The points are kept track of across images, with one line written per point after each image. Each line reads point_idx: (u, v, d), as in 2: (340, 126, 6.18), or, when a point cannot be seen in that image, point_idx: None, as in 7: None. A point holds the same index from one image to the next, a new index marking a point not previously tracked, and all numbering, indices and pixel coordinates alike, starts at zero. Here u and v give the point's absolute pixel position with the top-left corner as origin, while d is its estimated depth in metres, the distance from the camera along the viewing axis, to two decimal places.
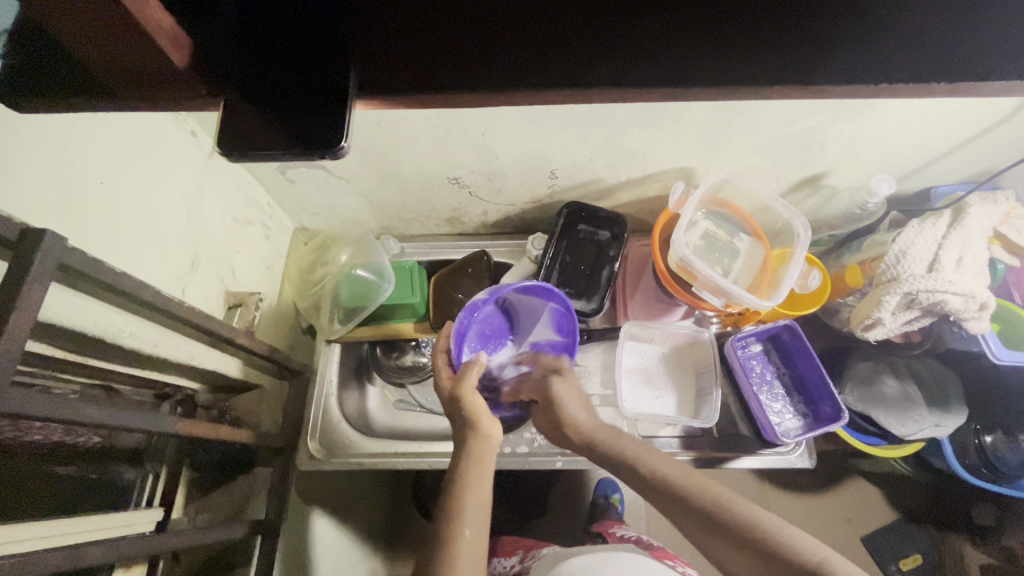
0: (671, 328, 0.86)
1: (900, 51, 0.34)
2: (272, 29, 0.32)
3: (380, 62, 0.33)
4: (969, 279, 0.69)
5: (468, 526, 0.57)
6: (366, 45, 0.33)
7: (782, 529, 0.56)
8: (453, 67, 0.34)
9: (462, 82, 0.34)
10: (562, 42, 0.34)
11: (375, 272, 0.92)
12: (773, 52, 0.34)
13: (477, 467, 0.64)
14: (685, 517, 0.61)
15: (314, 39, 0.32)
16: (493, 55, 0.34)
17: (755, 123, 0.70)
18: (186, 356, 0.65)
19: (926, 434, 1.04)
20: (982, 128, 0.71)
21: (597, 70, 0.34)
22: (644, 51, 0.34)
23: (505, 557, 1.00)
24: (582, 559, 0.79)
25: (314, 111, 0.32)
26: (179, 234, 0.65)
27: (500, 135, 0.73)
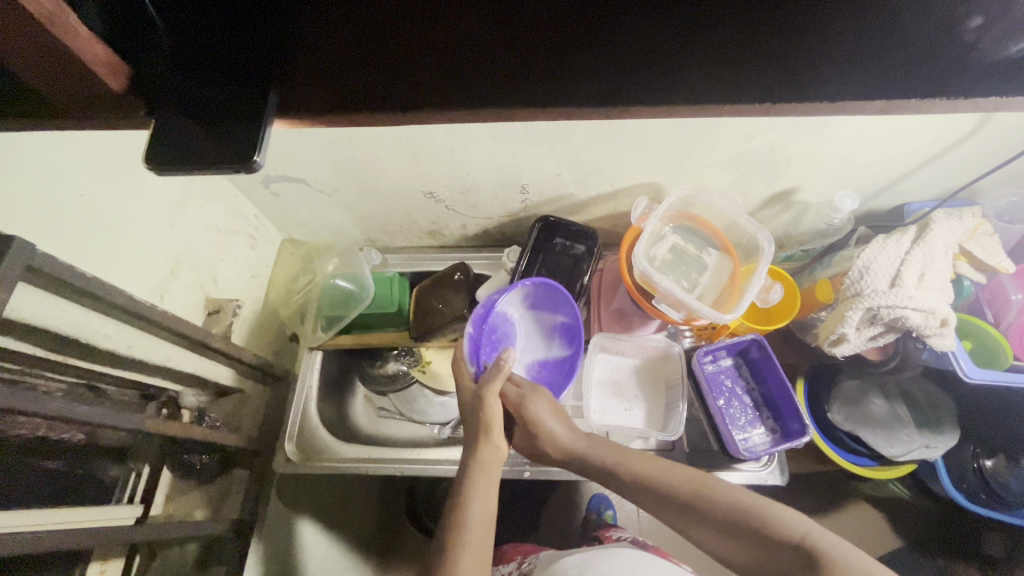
0: (643, 341, 0.87)
1: (823, 64, 0.35)
2: (202, 55, 0.36)
3: (298, 84, 0.36)
4: (930, 296, 0.68)
5: (473, 534, 0.58)
6: (282, 71, 0.36)
7: (766, 507, 0.57)
8: (372, 86, 0.36)
9: (378, 102, 0.36)
10: (492, 61, 0.36)
11: (355, 282, 0.95)
12: (704, 72, 0.35)
13: (484, 477, 0.65)
14: (665, 506, 0.63)
15: (239, 63, 0.36)
16: (413, 76, 0.36)
17: (714, 141, 0.72)
18: (162, 358, 0.69)
19: (915, 455, 1.02)
20: (945, 145, 0.71)
21: (522, 89, 0.36)
22: (577, 73, 0.36)
23: (504, 564, 0.98)
24: (573, 557, 0.80)
25: (232, 130, 0.35)
26: (160, 244, 0.69)
27: (468, 151, 0.76)
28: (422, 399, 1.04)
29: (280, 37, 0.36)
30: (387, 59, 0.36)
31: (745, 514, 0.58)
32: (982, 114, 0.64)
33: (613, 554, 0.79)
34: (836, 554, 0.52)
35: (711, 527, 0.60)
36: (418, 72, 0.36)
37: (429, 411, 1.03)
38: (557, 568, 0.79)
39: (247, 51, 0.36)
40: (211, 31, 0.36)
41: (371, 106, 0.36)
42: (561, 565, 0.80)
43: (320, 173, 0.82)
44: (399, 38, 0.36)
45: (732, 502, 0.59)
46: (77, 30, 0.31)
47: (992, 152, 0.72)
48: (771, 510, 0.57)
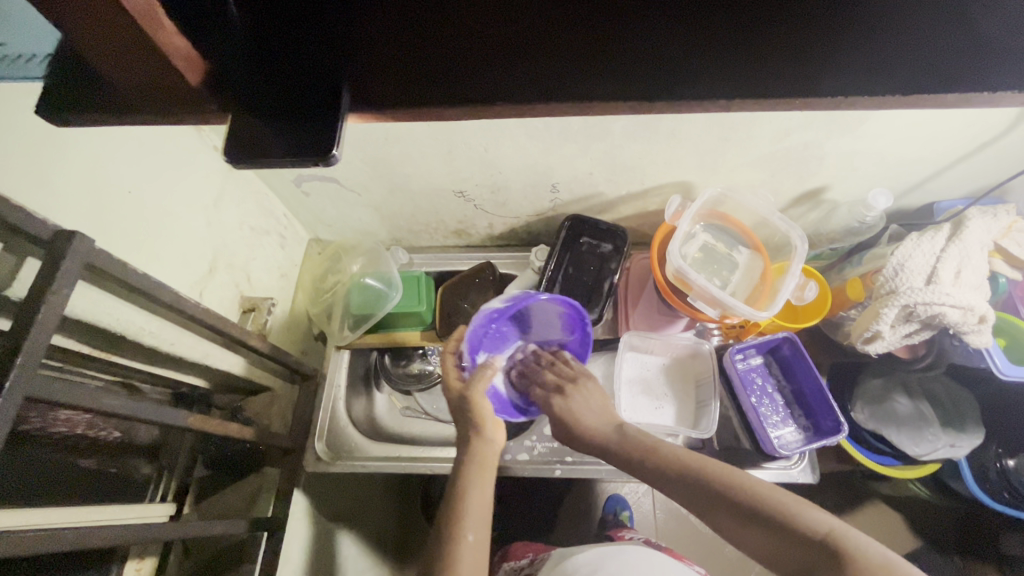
0: (673, 339, 0.87)
1: (886, 60, 0.35)
2: (278, 53, 0.36)
3: (370, 81, 0.36)
4: (967, 292, 0.68)
5: (470, 529, 0.59)
6: (358, 65, 0.36)
7: (794, 503, 0.54)
8: (440, 81, 0.36)
9: (451, 97, 0.36)
10: (562, 58, 0.36)
11: (384, 281, 0.96)
12: (776, 67, 0.35)
13: (477, 470, 0.65)
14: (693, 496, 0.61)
15: (312, 56, 0.36)
16: (487, 70, 0.36)
17: (749, 139, 0.72)
18: (202, 356, 0.69)
19: (940, 454, 1.02)
20: (982, 142, 0.71)
21: (586, 85, 0.36)
22: (640, 69, 0.36)
23: (514, 562, 0.98)
24: (587, 555, 0.79)
25: (309, 126, 0.35)
26: (199, 242, 0.69)
27: (501, 150, 0.76)
28: (448, 398, 1.03)
29: (357, 29, 0.36)
30: (462, 53, 0.36)
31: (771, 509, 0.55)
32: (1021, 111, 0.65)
33: (625, 553, 0.78)
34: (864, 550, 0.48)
35: (734, 517, 0.57)
36: (491, 69, 0.36)
37: None
38: (567, 565, 0.78)
39: (323, 43, 0.36)
40: (284, 23, 0.36)
41: (443, 99, 0.36)
42: (571, 563, 0.79)
43: (352, 171, 0.82)
44: (469, 32, 0.36)
45: (776, 500, 0.55)
46: (165, 26, 0.31)
47: None
48: (800, 508, 0.54)
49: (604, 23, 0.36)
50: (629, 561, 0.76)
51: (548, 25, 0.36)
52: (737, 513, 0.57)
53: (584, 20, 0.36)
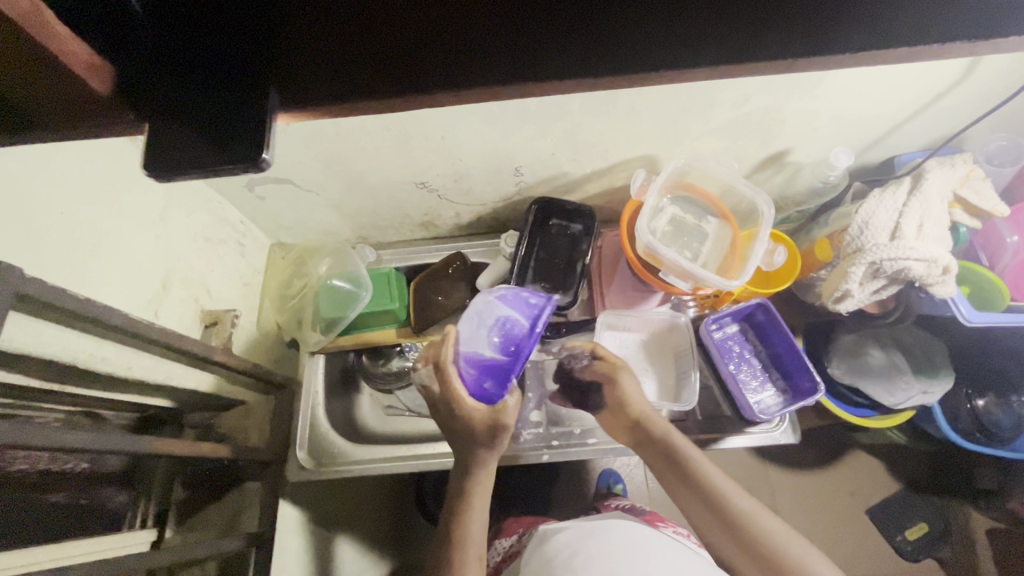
0: (648, 314, 0.87)
1: (835, 14, 0.33)
2: (199, 56, 0.33)
3: (300, 77, 0.34)
4: (930, 244, 0.69)
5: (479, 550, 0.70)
6: (283, 61, 0.34)
7: (804, 558, 0.66)
8: (371, 72, 0.34)
9: (388, 89, 0.34)
10: (504, 40, 0.34)
11: (352, 281, 0.93)
12: (726, 34, 0.34)
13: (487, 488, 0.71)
14: (717, 523, 0.71)
15: (234, 54, 0.34)
16: (423, 55, 0.34)
17: (708, 107, 0.71)
18: (164, 377, 0.67)
19: (914, 401, 1.05)
20: (935, 94, 0.71)
21: (530, 66, 0.34)
22: (585, 44, 0.34)
23: (505, 539, 0.99)
24: (562, 536, 0.77)
25: (237, 132, 0.33)
26: (148, 258, 0.66)
27: (459, 137, 0.74)
28: None
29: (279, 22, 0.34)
30: (396, 39, 0.34)
31: (785, 562, 0.66)
32: (970, 60, 0.65)
33: (613, 528, 0.76)
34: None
35: (744, 549, 0.69)
36: (429, 54, 0.34)
37: None
38: (548, 549, 0.76)
39: (246, 40, 0.34)
40: (204, 24, 0.34)
41: (382, 92, 0.34)
42: (551, 545, 0.76)
43: (305, 169, 0.79)
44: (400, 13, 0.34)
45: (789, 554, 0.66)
46: (55, 30, 0.28)
47: (977, 98, 0.73)
48: (806, 559, 0.66)
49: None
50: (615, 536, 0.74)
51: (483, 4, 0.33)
52: (749, 548, 0.68)
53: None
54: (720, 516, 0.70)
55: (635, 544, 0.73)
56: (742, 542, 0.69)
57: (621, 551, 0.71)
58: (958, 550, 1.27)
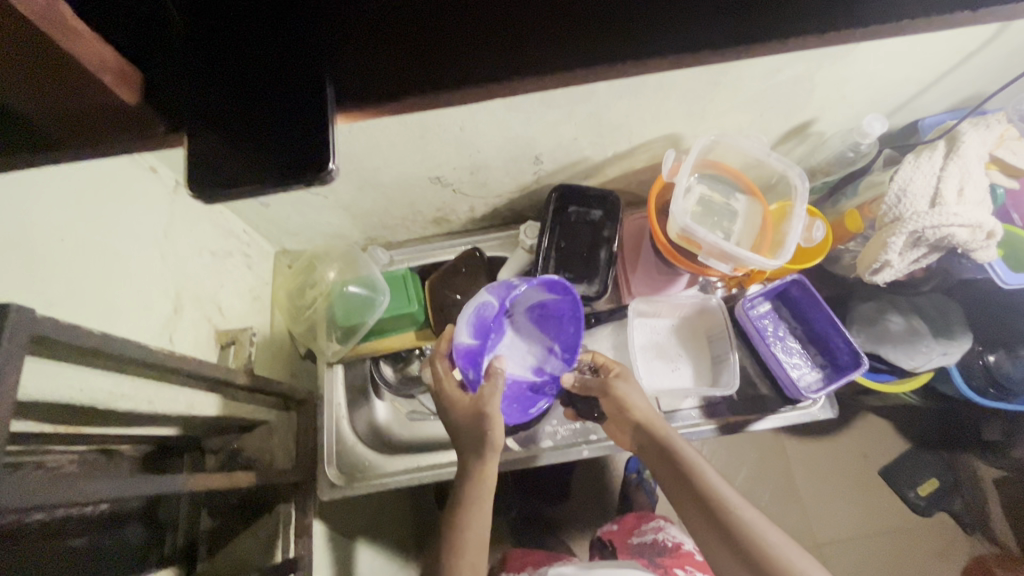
0: (678, 299, 0.84)
1: None
2: (245, 57, 0.30)
3: (355, 74, 0.32)
4: (973, 209, 0.67)
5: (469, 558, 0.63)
6: (346, 59, 0.32)
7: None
8: (425, 63, 0.32)
9: (476, 78, 0.33)
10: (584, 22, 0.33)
11: (367, 286, 0.89)
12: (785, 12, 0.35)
13: (481, 499, 0.66)
14: (718, 539, 0.63)
15: (278, 53, 0.30)
16: (503, 44, 0.33)
17: (740, 80, 0.68)
18: (184, 407, 0.62)
19: (934, 363, 1.06)
20: (969, 53, 0.69)
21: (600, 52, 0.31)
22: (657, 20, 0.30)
23: (515, 575, 0.88)
24: None
25: (293, 142, 0.29)
26: (155, 280, 0.60)
27: (478, 126, 0.69)
28: None
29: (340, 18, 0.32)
30: (477, 33, 0.32)
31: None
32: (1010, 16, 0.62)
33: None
34: None
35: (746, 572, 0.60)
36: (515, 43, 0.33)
37: None
38: None
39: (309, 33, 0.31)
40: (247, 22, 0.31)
41: (459, 83, 0.33)
42: None
43: None
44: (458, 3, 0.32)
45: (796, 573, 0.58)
46: (80, 31, 0.25)
47: (1010, 55, 0.71)
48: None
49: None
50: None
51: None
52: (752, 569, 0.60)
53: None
54: (719, 529, 0.63)
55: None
56: (744, 560, 0.60)
57: None
58: (971, 503, 1.31)
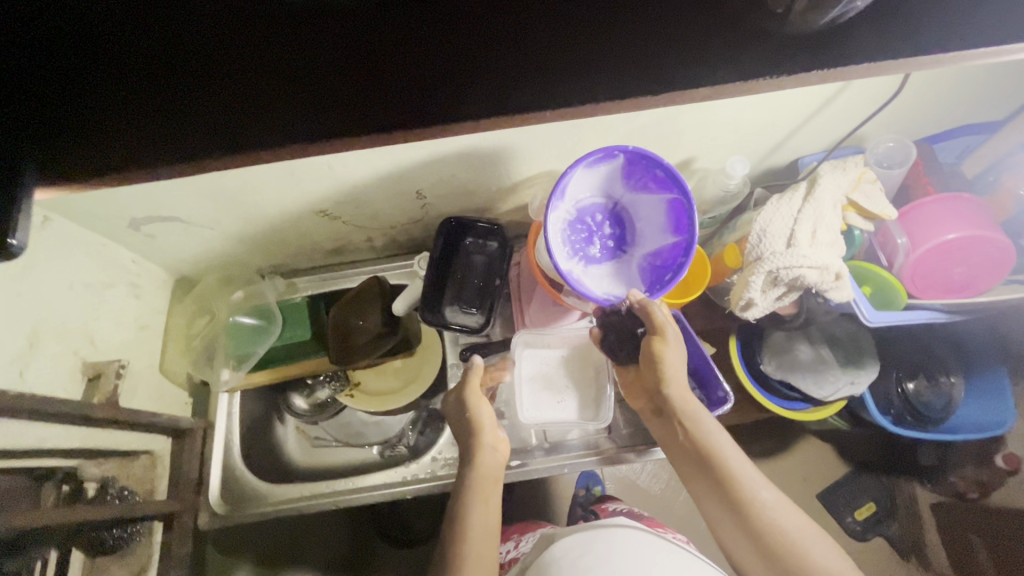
0: (566, 331, 0.87)
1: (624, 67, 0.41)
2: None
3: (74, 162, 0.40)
4: (822, 251, 0.69)
5: (474, 553, 0.67)
6: (55, 155, 0.40)
7: (804, 544, 0.64)
8: (138, 160, 0.40)
9: (188, 157, 0.40)
10: (322, 106, 0.41)
11: (261, 315, 0.92)
12: (499, 98, 0.41)
13: (478, 489, 0.71)
14: (722, 503, 0.68)
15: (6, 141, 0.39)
16: (208, 145, 0.41)
17: (600, 124, 0.70)
18: (36, 441, 0.63)
19: (843, 393, 1.09)
20: (823, 101, 0.71)
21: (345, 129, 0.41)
22: (391, 103, 0.41)
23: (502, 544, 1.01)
24: (574, 539, 0.77)
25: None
26: (6, 317, 0.61)
27: (348, 165, 0.71)
28: (356, 421, 1.02)
29: (65, 125, 0.41)
30: (167, 135, 0.41)
31: (783, 547, 0.64)
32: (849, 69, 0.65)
33: (621, 534, 0.77)
34: (820, 562, 0.63)
35: (744, 535, 0.66)
36: (229, 136, 0.41)
37: (365, 432, 1.01)
38: (553, 552, 0.77)
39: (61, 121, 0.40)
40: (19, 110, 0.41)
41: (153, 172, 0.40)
42: (558, 549, 0.77)
43: (192, 206, 0.75)
44: (192, 111, 0.41)
45: (787, 539, 0.64)
46: None
47: (867, 102, 0.72)
48: (806, 544, 0.64)
49: (350, 74, 0.41)
50: (617, 542, 0.76)
51: (245, 98, 0.41)
52: (749, 534, 0.66)
53: (323, 98, 0.41)
54: (724, 495, 0.68)
55: (634, 554, 0.73)
56: (743, 524, 0.66)
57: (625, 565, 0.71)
58: (906, 526, 1.31)
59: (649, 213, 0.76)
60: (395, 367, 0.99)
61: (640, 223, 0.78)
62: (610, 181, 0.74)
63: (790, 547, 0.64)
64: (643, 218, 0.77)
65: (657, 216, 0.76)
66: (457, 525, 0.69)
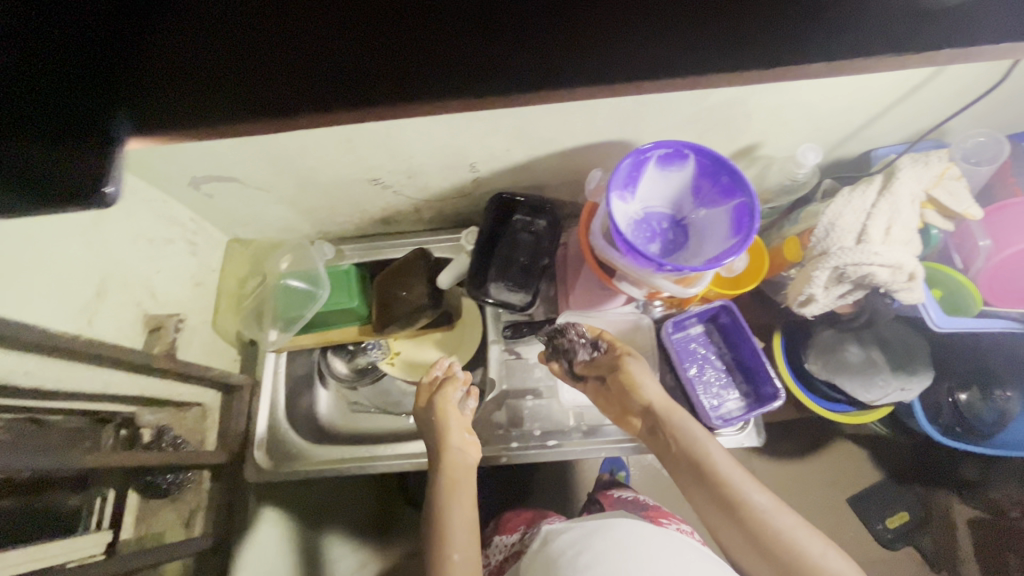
0: (611, 316, 0.86)
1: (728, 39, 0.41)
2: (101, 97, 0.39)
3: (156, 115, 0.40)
4: (896, 249, 0.66)
5: (454, 549, 0.67)
6: (148, 108, 0.40)
7: (801, 536, 0.62)
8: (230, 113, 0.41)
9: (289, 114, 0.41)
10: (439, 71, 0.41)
11: (310, 280, 0.92)
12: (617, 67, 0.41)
13: (453, 489, 0.73)
14: (712, 505, 0.67)
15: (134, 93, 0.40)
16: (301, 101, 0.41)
17: (668, 103, 0.67)
18: (101, 386, 0.66)
19: (891, 398, 1.04)
20: (909, 88, 0.66)
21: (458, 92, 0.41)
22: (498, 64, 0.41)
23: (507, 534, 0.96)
24: (570, 534, 0.74)
25: (78, 170, 0.37)
26: (77, 266, 0.63)
27: (404, 134, 0.70)
28: (394, 390, 1.03)
29: (171, 82, 0.41)
30: (249, 93, 0.41)
31: (777, 539, 0.62)
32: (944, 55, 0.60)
33: (619, 523, 0.74)
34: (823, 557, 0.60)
35: (740, 534, 0.65)
36: (323, 94, 0.41)
37: (403, 402, 1.02)
38: (551, 550, 0.73)
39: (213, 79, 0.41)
40: (180, 67, 0.41)
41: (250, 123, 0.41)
42: (555, 546, 0.73)
43: (248, 167, 0.76)
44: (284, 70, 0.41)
45: (781, 531, 0.62)
46: None
47: (957, 92, 0.68)
48: (804, 538, 0.61)
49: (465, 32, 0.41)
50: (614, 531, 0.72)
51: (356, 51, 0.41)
52: (744, 531, 0.64)
53: (420, 55, 0.41)
54: (711, 493, 0.67)
55: (638, 545, 0.68)
56: (736, 522, 0.65)
57: (625, 550, 0.67)
58: (940, 540, 1.27)
59: (712, 223, 0.73)
60: (435, 339, 1.00)
61: (702, 235, 0.75)
62: (679, 191, 0.75)
63: (787, 541, 0.61)
64: (705, 229, 0.74)
65: (719, 224, 0.72)
66: (438, 521, 0.70)
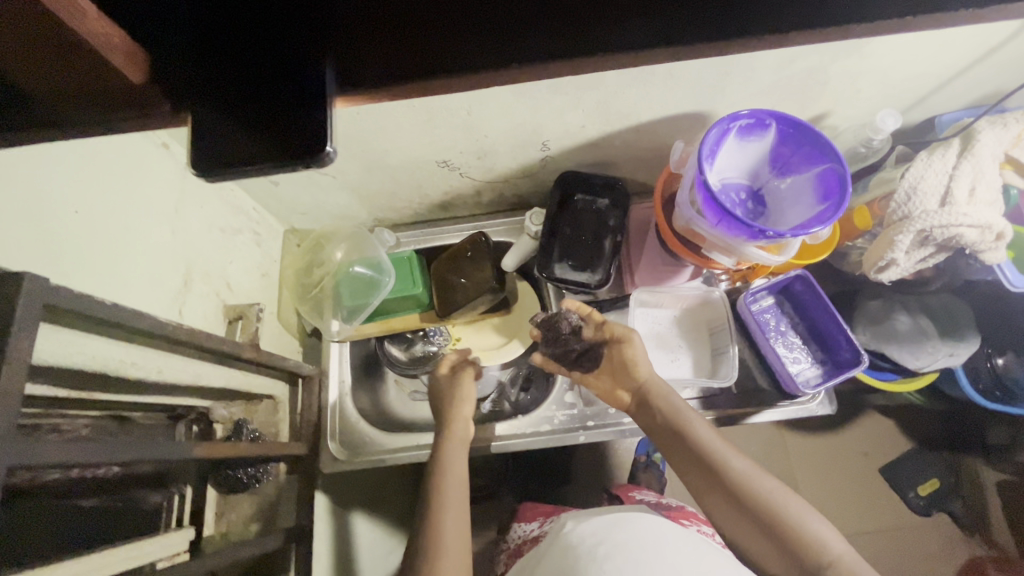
0: (681, 290, 0.85)
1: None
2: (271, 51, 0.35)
3: (360, 60, 0.35)
4: (983, 209, 0.67)
5: (448, 519, 0.68)
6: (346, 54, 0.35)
7: (805, 523, 0.64)
8: (429, 55, 0.35)
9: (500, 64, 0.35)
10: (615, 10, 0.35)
11: (373, 267, 0.91)
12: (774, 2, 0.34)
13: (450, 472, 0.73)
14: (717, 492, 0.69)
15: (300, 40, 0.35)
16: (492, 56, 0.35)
17: (754, 72, 0.67)
18: (194, 378, 0.64)
19: (939, 364, 1.05)
20: (987, 50, 0.68)
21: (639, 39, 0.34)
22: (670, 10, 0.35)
23: (526, 524, 0.93)
24: (592, 524, 0.70)
25: (299, 127, 0.34)
26: (167, 254, 0.62)
27: (486, 112, 0.69)
28: None
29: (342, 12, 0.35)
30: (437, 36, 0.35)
31: (779, 525, 0.64)
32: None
33: (640, 517, 0.71)
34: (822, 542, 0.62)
35: (744, 519, 0.66)
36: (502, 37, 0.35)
37: None
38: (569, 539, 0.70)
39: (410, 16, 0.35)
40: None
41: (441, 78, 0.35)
42: (573, 535, 0.70)
43: None
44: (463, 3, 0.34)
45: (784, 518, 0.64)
46: (87, 13, 0.29)
47: None
48: (808, 524, 0.64)
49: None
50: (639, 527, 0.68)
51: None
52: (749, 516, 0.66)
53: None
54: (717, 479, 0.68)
55: (659, 538, 0.66)
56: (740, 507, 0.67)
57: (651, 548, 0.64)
58: None
59: (796, 190, 0.74)
60: (494, 324, 0.99)
61: (786, 201, 0.75)
62: (758, 160, 0.76)
63: (792, 528, 0.63)
64: (789, 196, 0.75)
65: (805, 191, 0.73)
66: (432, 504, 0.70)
